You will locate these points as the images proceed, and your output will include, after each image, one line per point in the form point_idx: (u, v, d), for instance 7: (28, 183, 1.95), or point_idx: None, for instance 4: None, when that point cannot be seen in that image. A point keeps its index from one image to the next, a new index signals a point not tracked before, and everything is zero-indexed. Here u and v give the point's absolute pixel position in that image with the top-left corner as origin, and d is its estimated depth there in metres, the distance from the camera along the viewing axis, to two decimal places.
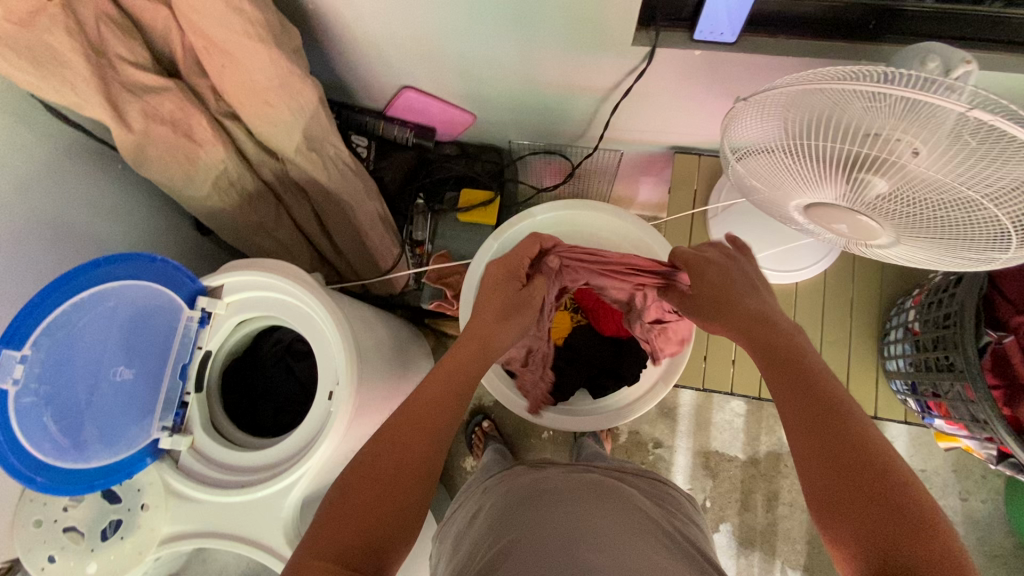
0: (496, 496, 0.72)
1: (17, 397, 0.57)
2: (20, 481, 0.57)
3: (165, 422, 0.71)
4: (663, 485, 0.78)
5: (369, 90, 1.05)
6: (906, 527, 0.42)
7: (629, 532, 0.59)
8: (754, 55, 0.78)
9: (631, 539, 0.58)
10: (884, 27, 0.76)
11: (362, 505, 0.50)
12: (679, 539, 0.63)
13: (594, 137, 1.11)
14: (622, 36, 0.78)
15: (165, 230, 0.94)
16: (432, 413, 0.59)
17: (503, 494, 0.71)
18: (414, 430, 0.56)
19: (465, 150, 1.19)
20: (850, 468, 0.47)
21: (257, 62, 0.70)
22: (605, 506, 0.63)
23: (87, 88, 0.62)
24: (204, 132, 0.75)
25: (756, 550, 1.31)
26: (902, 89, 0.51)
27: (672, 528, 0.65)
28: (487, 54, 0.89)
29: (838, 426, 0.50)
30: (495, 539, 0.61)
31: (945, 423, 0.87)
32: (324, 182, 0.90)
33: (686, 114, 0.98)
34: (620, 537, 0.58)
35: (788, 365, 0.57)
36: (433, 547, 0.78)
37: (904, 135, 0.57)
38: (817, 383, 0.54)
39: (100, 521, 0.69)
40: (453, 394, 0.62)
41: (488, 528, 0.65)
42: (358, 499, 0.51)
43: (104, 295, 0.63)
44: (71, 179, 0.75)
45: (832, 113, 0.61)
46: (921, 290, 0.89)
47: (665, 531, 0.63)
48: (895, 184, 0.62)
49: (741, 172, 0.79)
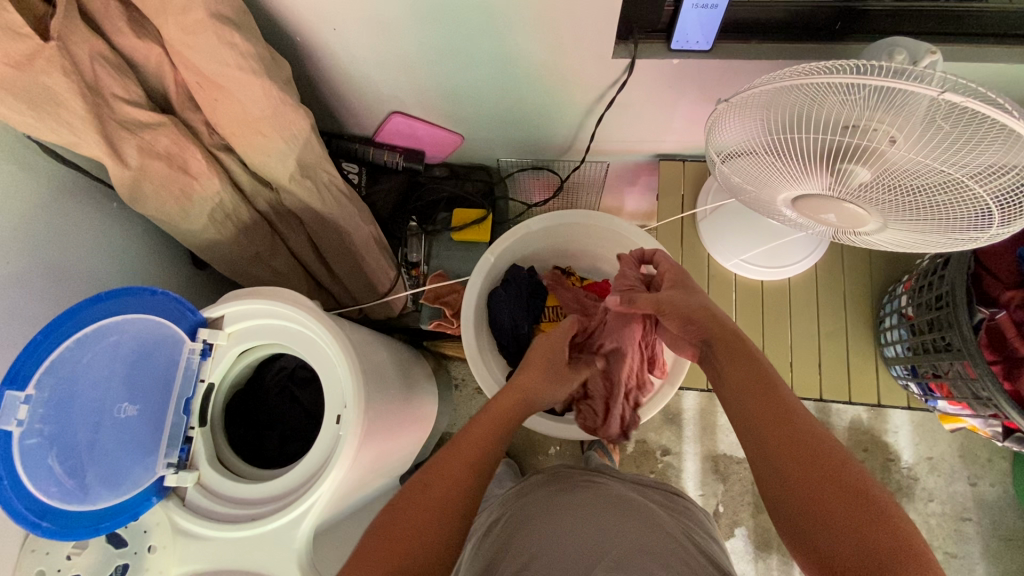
0: (515, 509, 0.71)
1: (22, 439, 0.56)
2: (25, 526, 0.56)
3: (171, 458, 0.69)
4: (679, 498, 0.78)
5: (357, 117, 1.07)
6: (869, 526, 0.45)
7: (647, 555, 0.57)
8: (730, 60, 0.82)
9: (648, 563, 0.56)
10: (849, 27, 0.80)
11: (398, 532, 0.50)
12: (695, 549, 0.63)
13: (580, 150, 1.14)
14: (603, 50, 0.81)
15: (160, 267, 0.94)
16: (472, 450, 0.60)
17: (521, 508, 0.70)
18: (457, 466, 0.57)
19: (454, 172, 1.22)
20: (813, 472, 0.49)
21: (250, 93, 0.72)
22: (624, 522, 0.62)
23: (84, 128, 0.62)
24: (199, 166, 0.76)
25: (773, 552, 1.30)
26: (876, 78, 0.54)
27: (689, 539, 0.65)
28: (473, 75, 0.91)
29: (802, 433, 0.52)
30: (521, 552, 0.60)
31: (948, 403, 0.89)
32: (319, 208, 0.90)
33: (668, 122, 1.01)
34: (638, 557, 0.56)
35: (751, 375, 0.60)
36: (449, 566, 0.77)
37: (882, 123, 0.60)
38: (777, 395, 0.57)
39: (105, 568, 0.68)
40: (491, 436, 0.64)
41: (511, 542, 0.64)
42: (405, 523, 0.51)
43: (106, 330, 0.63)
44: (67, 219, 0.75)
45: (810, 108, 0.64)
46: (910, 275, 0.91)
47: (685, 547, 0.62)
48: (877, 173, 0.64)
49: (727, 172, 0.82)
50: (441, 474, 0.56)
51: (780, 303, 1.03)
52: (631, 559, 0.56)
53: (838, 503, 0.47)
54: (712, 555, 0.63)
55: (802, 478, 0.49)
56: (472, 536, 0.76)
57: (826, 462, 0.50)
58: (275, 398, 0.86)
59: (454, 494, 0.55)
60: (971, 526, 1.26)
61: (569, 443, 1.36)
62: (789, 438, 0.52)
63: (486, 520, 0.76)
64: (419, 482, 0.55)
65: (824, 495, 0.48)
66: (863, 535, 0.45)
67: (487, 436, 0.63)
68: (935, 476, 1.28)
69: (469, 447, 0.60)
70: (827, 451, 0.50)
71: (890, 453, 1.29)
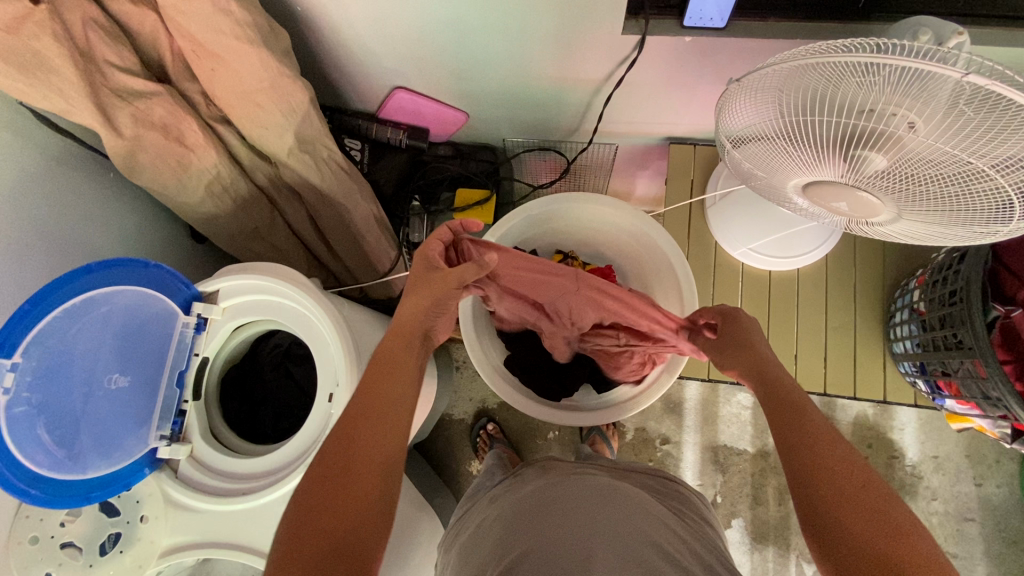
0: (505, 503, 0.71)
1: (8, 407, 0.56)
2: (13, 494, 0.56)
3: (163, 431, 0.70)
4: (673, 483, 0.78)
5: (361, 92, 1.05)
6: (896, 544, 0.43)
7: (651, 549, 0.57)
8: (746, 39, 0.78)
9: (652, 557, 0.56)
10: (874, 5, 0.75)
11: (324, 507, 0.47)
12: (689, 539, 0.62)
13: (588, 131, 1.11)
14: (612, 25, 0.78)
15: (159, 238, 0.93)
16: (383, 400, 0.55)
17: (513, 500, 0.70)
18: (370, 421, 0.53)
19: (459, 150, 1.18)
20: (837, 485, 0.47)
21: (247, 63, 0.70)
22: (621, 514, 0.62)
23: (75, 95, 0.61)
24: (196, 137, 0.74)
25: (769, 544, 1.29)
26: (897, 58, 0.51)
27: (682, 528, 0.64)
28: (478, 51, 0.88)
29: (823, 443, 0.51)
30: (513, 546, 0.60)
31: (956, 402, 0.87)
32: (318, 184, 0.89)
33: (679, 104, 0.97)
34: (634, 547, 0.57)
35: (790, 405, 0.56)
36: (440, 557, 0.77)
37: (902, 107, 0.56)
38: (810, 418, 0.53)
39: (98, 536, 0.67)
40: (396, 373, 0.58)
41: (502, 536, 0.63)
42: (316, 509, 0.47)
43: (95, 302, 0.63)
44: (60, 188, 0.75)
45: (827, 89, 0.61)
46: (924, 269, 0.88)
47: (685, 542, 0.62)
48: (894, 160, 0.61)
49: (738, 158, 0.78)
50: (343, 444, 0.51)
51: (788, 295, 1.00)
52: (632, 549, 0.56)
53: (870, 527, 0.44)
54: (707, 548, 0.63)
55: (824, 485, 0.48)
56: (466, 525, 0.76)
57: (850, 476, 0.48)
58: (270, 374, 0.86)
59: (363, 463, 0.50)
60: (974, 526, 1.24)
61: (567, 429, 1.36)
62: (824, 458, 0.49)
63: (479, 512, 0.76)
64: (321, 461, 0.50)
65: (846, 502, 0.46)
66: (888, 550, 0.43)
67: (384, 377, 0.57)
68: (940, 475, 1.25)
69: (364, 403, 0.54)
70: (850, 468, 0.48)
71: (894, 450, 1.27)
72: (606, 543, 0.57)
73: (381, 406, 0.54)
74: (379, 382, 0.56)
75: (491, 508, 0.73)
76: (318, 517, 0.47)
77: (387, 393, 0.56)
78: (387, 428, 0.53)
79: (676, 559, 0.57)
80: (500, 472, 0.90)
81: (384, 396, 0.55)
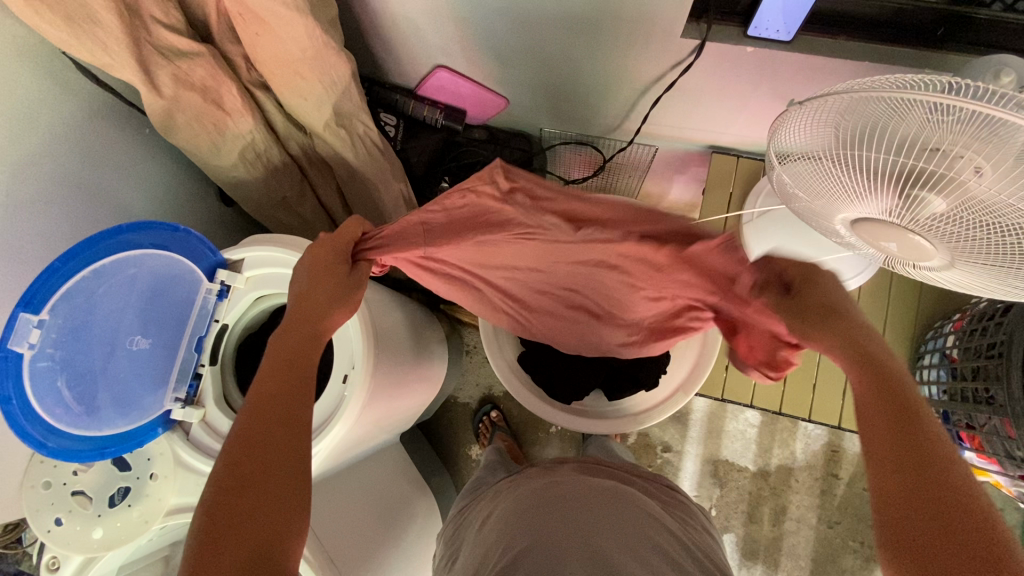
0: (506, 500, 0.70)
1: (33, 361, 0.58)
2: (31, 445, 0.58)
3: (178, 393, 0.70)
4: (674, 492, 0.77)
5: (402, 66, 1.02)
6: None
7: (657, 557, 0.56)
8: (811, 56, 0.75)
9: (658, 566, 0.55)
10: (952, 35, 0.72)
11: (240, 520, 0.43)
12: (697, 554, 0.61)
13: (630, 130, 1.07)
14: (670, 28, 0.75)
15: (188, 198, 0.93)
16: (290, 399, 0.50)
17: (513, 499, 0.68)
18: (282, 422, 0.48)
19: (493, 135, 1.16)
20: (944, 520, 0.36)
21: (293, 31, 0.69)
22: (630, 520, 0.60)
23: (119, 49, 0.61)
24: (234, 102, 0.73)
25: (758, 562, 1.29)
26: (974, 102, 0.48)
27: (690, 542, 0.63)
28: (528, 38, 0.85)
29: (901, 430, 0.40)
30: (513, 541, 0.58)
31: (975, 455, 0.85)
32: (351, 160, 0.87)
33: (729, 114, 0.93)
34: (642, 552, 0.56)
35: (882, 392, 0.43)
36: (441, 547, 0.78)
37: (968, 151, 0.54)
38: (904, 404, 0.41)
39: (108, 488, 0.68)
40: (301, 364, 0.53)
41: (498, 534, 0.62)
42: (229, 520, 0.42)
43: (125, 263, 0.65)
44: (93, 139, 0.75)
45: (890, 123, 0.58)
46: (962, 315, 0.86)
47: (689, 549, 0.61)
48: (953, 205, 0.58)
49: (784, 179, 0.75)
50: (250, 451, 0.46)
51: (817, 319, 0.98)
52: (638, 555, 0.55)
53: (928, 518, 0.37)
54: (713, 564, 0.62)
55: (896, 482, 0.39)
56: (467, 522, 0.76)
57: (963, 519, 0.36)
58: None
59: (274, 467, 0.46)
60: None
61: None
62: (903, 449, 0.40)
63: (480, 509, 0.75)
64: (231, 466, 0.45)
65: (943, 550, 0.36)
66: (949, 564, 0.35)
67: (286, 370, 0.52)
68: None
69: (270, 404, 0.49)
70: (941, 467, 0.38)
71: None
72: (615, 543, 0.56)
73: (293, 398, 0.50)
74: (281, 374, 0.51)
75: (493, 506, 0.72)
76: (233, 531, 0.42)
77: (289, 385, 0.51)
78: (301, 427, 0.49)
79: (680, 564, 0.57)
80: (501, 471, 0.88)
81: (291, 390, 0.50)
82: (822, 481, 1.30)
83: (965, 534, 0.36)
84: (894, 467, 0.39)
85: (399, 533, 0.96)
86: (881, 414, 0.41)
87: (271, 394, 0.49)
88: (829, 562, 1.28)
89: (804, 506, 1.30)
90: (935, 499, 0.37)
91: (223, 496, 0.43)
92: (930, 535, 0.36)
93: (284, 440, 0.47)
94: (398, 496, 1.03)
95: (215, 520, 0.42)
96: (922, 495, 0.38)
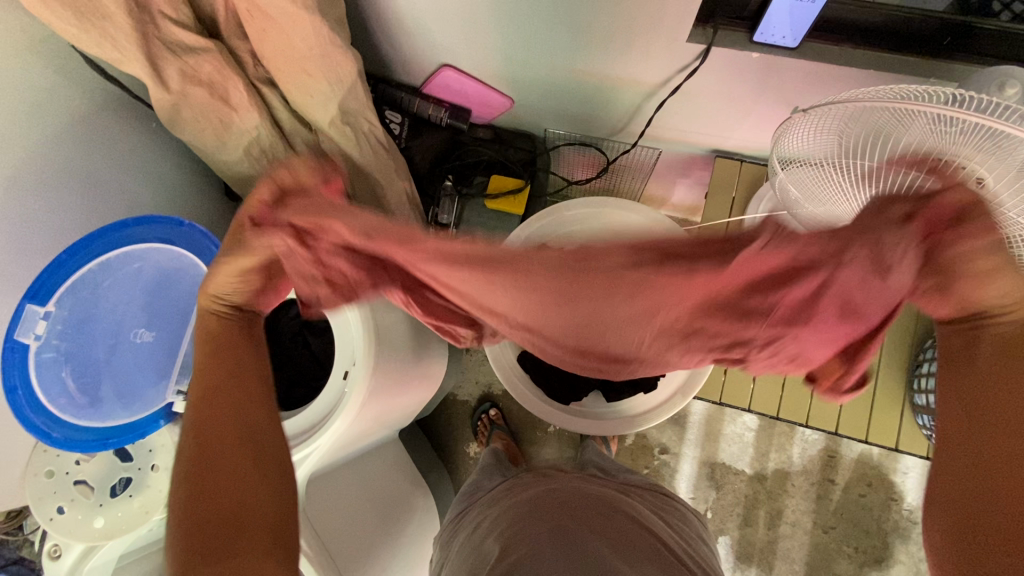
0: (502, 506, 0.70)
1: (38, 352, 0.60)
2: (36, 434, 0.59)
3: (181, 387, 0.68)
4: (670, 499, 0.77)
5: (408, 64, 1.03)
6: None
7: (649, 561, 0.57)
8: (817, 64, 0.75)
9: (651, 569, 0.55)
10: (958, 45, 0.72)
11: (209, 493, 0.50)
12: (690, 562, 0.61)
13: (635, 132, 1.07)
14: (676, 32, 0.75)
15: (194, 192, 0.93)
16: (228, 388, 0.56)
17: (509, 506, 0.68)
18: (225, 410, 0.55)
19: (498, 135, 1.17)
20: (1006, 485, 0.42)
21: (300, 28, 0.69)
22: (623, 529, 0.61)
23: (127, 44, 0.61)
24: (240, 97, 0.73)
25: (752, 565, 1.30)
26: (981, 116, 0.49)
27: (684, 551, 0.63)
28: (535, 39, 0.86)
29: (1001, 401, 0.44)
30: (508, 549, 0.59)
31: None
32: (355, 159, 0.85)
33: (734, 119, 0.94)
34: (632, 554, 0.57)
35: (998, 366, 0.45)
36: (438, 552, 0.78)
37: (971, 163, 0.54)
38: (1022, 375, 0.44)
39: (109, 478, 0.69)
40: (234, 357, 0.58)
41: (492, 540, 0.63)
42: (200, 493, 0.50)
43: (130, 258, 0.66)
44: (100, 132, 0.75)
45: (897, 133, 0.58)
46: None
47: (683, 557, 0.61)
48: None
49: (786, 183, 0.75)
50: (205, 438, 0.54)
51: None
52: (631, 558, 0.56)
53: (998, 481, 0.43)
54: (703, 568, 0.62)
55: (976, 444, 0.44)
56: (463, 526, 0.76)
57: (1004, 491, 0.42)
58: (287, 343, 0.86)
59: (228, 444, 0.53)
60: None
61: None
62: (1006, 417, 0.44)
63: (475, 515, 0.76)
64: (190, 456, 0.53)
65: (983, 503, 0.43)
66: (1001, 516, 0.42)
67: (224, 367, 0.57)
68: None
69: (213, 397, 0.56)
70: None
71: (893, 493, 1.28)
72: (606, 544, 0.57)
73: (230, 384, 0.57)
74: (218, 369, 0.57)
75: (490, 510, 0.72)
76: (206, 499, 0.50)
77: (232, 378, 0.57)
78: (246, 408, 0.56)
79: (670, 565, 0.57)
80: (497, 474, 0.87)
81: (229, 379, 0.57)
82: (818, 486, 1.31)
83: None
84: (978, 435, 0.45)
85: (396, 530, 0.97)
86: (992, 387, 0.45)
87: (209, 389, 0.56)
88: (823, 567, 1.29)
89: (799, 510, 1.30)
90: (1008, 462, 0.43)
91: (193, 477, 0.51)
92: (985, 492, 0.43)
93: (227, 422, 0.55)
94: (396, 493, 1.03)
95: (187, 501, 0.50)
96: (995, 460, 0.43)
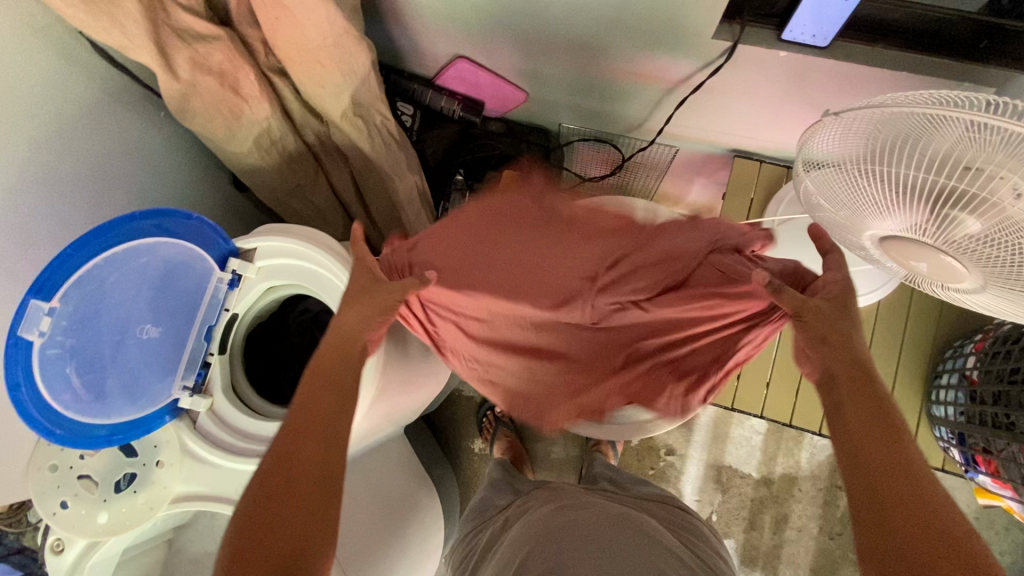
0: (519, 525, 0.68)
1: (42, 347, 0.59)
2: (38, 431, 0.58)
3: (186, 381, 0.70)
4: (687, 515, 0.74)
5: (422, 55, 1.00)
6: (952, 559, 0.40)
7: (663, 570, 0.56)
8: (847, 64, 0.72)
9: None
10: (994, 48, 0.69)
11: (261, 523, 0.47)
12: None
13: (652, 130, 1.05)
14: (701, 28, 0.73)
15: (203, 182, 0.92)
16: (320, 413, 0.54)
17: (525, 526, 0.66)
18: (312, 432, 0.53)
19: (511, 129, 1.14)
20: (896, 491, 0.44)
21: (313, 17, 0.67)
22: (639, 543, 0.59)
23: (136, 31, 0.59)
24: (251, 87, 0.71)
25: (756, 569, 1.29)
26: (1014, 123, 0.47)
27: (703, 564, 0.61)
28: (553, 32, 0.83)
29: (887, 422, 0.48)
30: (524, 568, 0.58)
31: (990, 479, 0.84)
32: (367, 152, 0.85)
33: (756, 119, 0.91)
34: (649, 567, 0.55)
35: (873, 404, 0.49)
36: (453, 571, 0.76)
37: (1004, 171, 0.51)
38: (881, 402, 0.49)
39: (114, 473, 0.67)
40: (336, 384, 0.58)
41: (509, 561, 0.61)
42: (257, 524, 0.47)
43: (137, 252, 0.64)
44: (108, 120, 0.74)
45: (926, 139, 0.56)
46: (984, 336, 0.86)
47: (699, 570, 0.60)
48: (989, 227, 0.56)
49: (811, 188, 0.73)
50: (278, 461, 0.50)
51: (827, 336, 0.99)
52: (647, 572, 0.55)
53: (897, 504, 0.43)
54: None
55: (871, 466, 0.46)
56: (478, 547, 0.74)
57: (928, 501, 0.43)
58: (296, 339, 0.84)
59: (297, 473, 0.50)
60: None
61: None
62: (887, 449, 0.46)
63: (489, 534, 0.74)
64: (263, 485, 0.49)
65: (889, 519, 0.43)
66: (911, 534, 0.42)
67: (322, 391, 0.56)
68: None
69: (300, 418, 0.54)
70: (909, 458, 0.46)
71: None
72: (623, 563, 0.56)
73: (319, 404, 0.55)
74: (317, 392, 0.56)
75: (506, 532, 0.70)
76: (256, 531, 0.46)
77: (319, 404, 0.55)
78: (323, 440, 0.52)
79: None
80: (508, 492, 0.85)
81: (321, 402, 0.55)
82: (825, 492, 1.29)
83: (925, 521, 0.42)
84: (872, 458, 0.46)
85: (401, 529, 0.96)
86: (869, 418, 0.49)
87: (302, 414, 0.54)
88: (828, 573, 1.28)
89: (805, 516, 1.29)
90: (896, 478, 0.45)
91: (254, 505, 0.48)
92: (892, 514, 0.43)
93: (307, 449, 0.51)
94: (402, 492, 1.02)
95: (243, 528, 0.47)
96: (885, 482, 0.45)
